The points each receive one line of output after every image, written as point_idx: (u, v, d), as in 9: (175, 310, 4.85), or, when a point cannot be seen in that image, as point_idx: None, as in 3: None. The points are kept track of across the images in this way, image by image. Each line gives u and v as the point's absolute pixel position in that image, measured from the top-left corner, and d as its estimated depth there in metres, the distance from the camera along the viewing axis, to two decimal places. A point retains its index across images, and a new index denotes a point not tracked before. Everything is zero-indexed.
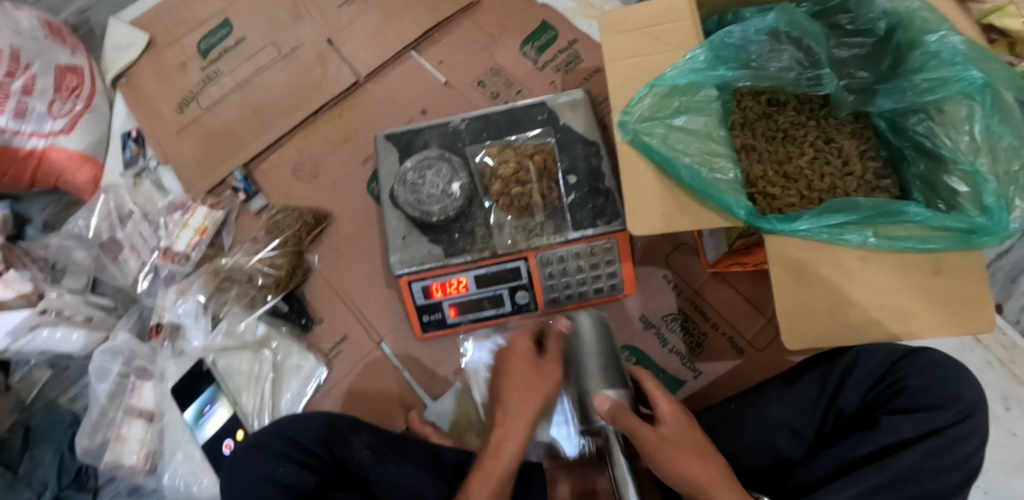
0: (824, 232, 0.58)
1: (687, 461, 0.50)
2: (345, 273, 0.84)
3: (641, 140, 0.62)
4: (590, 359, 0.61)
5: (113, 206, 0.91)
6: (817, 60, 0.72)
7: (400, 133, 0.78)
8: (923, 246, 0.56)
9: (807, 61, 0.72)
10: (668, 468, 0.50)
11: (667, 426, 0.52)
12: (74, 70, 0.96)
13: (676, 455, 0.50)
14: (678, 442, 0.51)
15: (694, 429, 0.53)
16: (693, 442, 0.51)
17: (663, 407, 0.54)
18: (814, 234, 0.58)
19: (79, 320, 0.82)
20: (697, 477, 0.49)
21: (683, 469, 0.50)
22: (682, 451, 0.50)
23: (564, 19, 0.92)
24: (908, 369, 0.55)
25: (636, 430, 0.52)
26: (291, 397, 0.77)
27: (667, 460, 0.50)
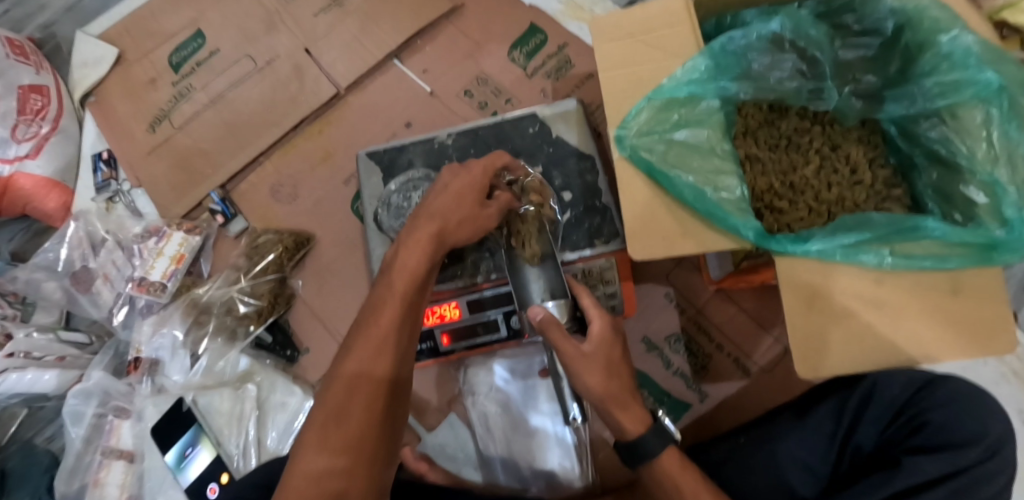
0: (839, 253, 0.53)
1: (602, 380, 0.49)
2: (330, 300, 0.79)
3: (639, 156, 0.57)
4: (532, 272, 0.59)
5: (84, 234, 0.86)
6: (819, 71, 0.68)
7: (382, 151, 0.73)
8: (942, 265, 0.52)
9: (811, 70, 0.68)
10: (582, 383, 0.50)
11: (590, 344, 0.50)
12: (39, 90, 0.91)
13: (587, 373, 0.49)
14: (596, 358, 0.50)
15: (616, 348, 0.51)
16: (609, 360, 0.50)
17: (593, 324, 0.52)
18: (827, 255, 0.54)
19: (50, 360, 0.76)
20: (608, 393, 0.50)
21: (594, 385, 0.50)
22: (596, 364, 0.50)
23: (553, 22, 0.88)
24: (929, 403, 0.51)
25: (560, 346, 0.50)
26: (277, 435, 0.73)
27: (581, 379, 0.50)
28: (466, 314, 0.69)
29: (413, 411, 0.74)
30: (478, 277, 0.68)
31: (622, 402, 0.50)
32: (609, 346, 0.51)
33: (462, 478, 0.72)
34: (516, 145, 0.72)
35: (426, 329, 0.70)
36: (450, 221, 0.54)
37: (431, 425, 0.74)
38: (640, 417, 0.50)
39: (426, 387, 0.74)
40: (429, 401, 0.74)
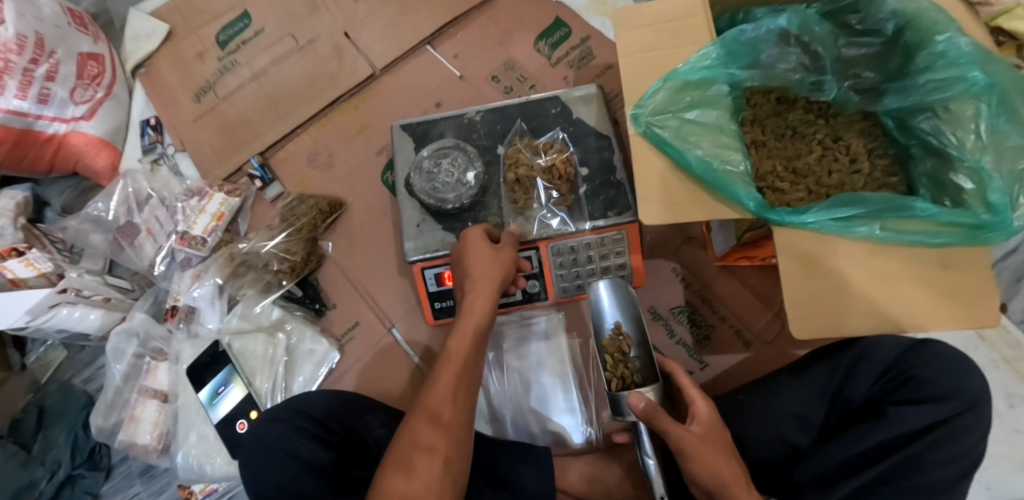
0: (835, 227, 0.59)
1: (725, 470, 0.53)
2: (358, 261, 0.85)
3: (654, 132, 0.63)
4: (612, 349, 0.67)
5: (131, 191, 0.92)
6: (821, 65, 0.74)
7: (416, 124, 0.79)
8: (930, 241, 0.57)
9: (812, 65, 0.74)
10: (698, 466, 0.54)
11: (698, 425, 0.56)
12: (95, 58, 0.98)
13: (705, 454, 0.54)
14: (708, 439, 0.55)
15: (722, 431, 0.57)
16: (720, 441, 0.56)
17: (698, 406, 0.58)
18: (824, 227, 0.59)
19: (97, 300, 0.83)
20: (728, 478, 0.53)
21: (712, 468, 0.53)
22: (707, 445, 0.54)
23: (577, 16, 0.94)
24: (913, 361, 0.57)
25: (672, 430, 0.54)
26: (303, 381, 0.78)
27: (698, 460, 0.53)
28: None
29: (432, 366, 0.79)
30: None
31: (741, 487, 0.53)
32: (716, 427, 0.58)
33: (475, 430, 0.76)
34: (539, 123, 0.78)
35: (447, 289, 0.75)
36: (492, 263, 0.63)
37: None
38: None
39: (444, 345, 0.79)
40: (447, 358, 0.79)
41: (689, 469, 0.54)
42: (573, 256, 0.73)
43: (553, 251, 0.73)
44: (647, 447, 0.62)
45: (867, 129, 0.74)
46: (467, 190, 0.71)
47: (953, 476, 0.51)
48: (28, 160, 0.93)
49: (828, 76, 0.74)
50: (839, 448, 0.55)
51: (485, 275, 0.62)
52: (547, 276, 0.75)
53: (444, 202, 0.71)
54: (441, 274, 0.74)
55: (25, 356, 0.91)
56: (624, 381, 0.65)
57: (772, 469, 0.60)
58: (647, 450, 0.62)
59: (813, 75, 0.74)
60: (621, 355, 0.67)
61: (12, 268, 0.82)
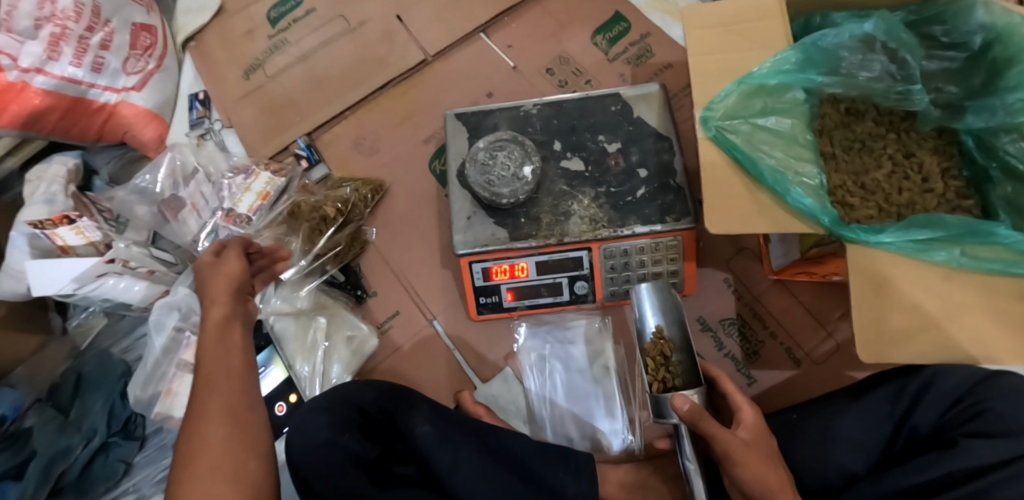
0: (911, 247, 0.56)
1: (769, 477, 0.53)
2: (401, 249, 0.84)
3: (724, 138, 0.61)
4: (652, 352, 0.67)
5: (179, 165, 0.93)
6: (909, 74, 0.70)
7: (469, 114, 0.77)
8: (1010, 270, 0.54)
9: (898, 73, 0.70)
10: (744, 472, 0.53)
11: (745, 430, 0.56)
12: (148, 30, 0.98)
13: (752, 461, 0.53)
14: (755, 446, 0.54)
15: (770, 440, 0.56)
16: (765, 449, 0.55)
17: (744, 413, 0.58)
18: (900, 248, 0.56)
19: (142, 272, 0.83)
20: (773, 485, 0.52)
21: (760, 475, 0.53)
22: (752, 449, 0.54)
23: (636, 12, 0.92)
24: (987, 393, 0.53)
25: (718, 435, 0.54)
26: (342, 367, 0.77)
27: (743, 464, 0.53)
28: (533, 274, 0.73)
29: (471, 361, 0.77)
30: (552, 238, 0.70)
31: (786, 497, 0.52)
32: (762, 433, 0.57)
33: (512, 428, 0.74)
34: (598, 120, 0.75)
35: (494, 284, 0.74)
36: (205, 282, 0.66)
37: (486, 377, 0.77)
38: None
39: (486, 341, 0.78)
40: (487, 354, 0.78)
41: (734, 474, 0.53)
42: (625, 259, 0.71)
43: (605, 253, 0.71)
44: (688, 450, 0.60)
45: (941, 147, 0.71)
46: (523, 186, 0.69)
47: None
48: (79, 127, 0.93)
49: (919, 85, 0.69)
50: (897, 477, 0.52)
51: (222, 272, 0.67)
52: (596, 278, 0.73)
53: (499, 196, 0.69)
54: (488, 269, 0.73)
55: (66, 321, 0.92)
56: (665, 385, 0.64)
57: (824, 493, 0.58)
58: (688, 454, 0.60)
59: (899, 84, 0.70)
60: (663, 359, 0.66)
61: (60, 235, 0.81)
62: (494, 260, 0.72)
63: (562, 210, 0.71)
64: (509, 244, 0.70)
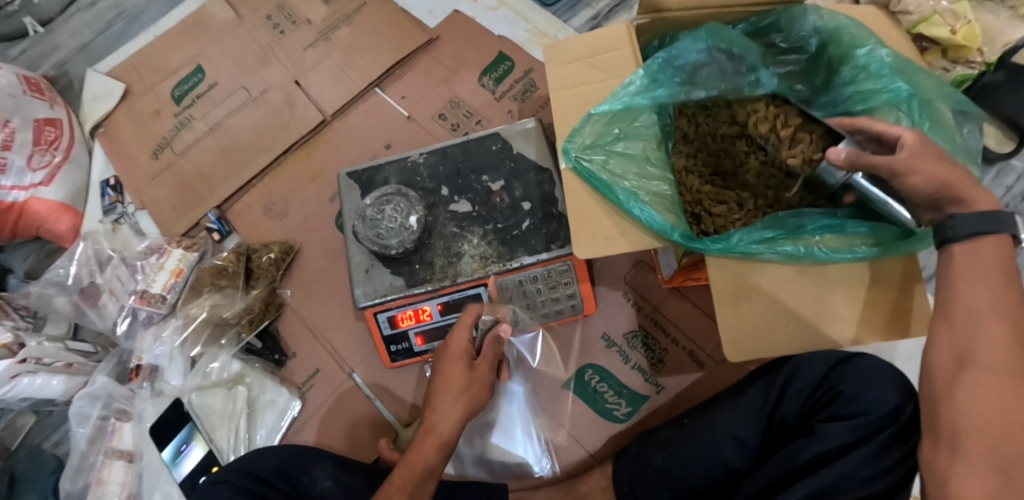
0: (761, 250, 0.58)
1: (964, 394, 0.42)
2: (315, 307, 0.86)
3: (581, 166, 0.64)
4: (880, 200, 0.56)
5: (92, 252, 0.93)
6: (751, 64, 0.70)
7: (360, 171, 0.80)
8: (854, 255, 0.56)
9: (741, 68, 0.71)
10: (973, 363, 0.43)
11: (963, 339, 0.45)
12: (52, 123, 0.99)
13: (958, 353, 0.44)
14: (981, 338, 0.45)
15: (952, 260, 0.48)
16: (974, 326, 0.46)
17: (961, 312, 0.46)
18: (747, 252, 0.58)
19: (59, 366, 0.83)
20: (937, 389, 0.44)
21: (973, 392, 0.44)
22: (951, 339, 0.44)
23: (519, 50, 0.97)
24: (840, 376, 0.55)
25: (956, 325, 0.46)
26: (265, 432, 0.79)
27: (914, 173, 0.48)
28: (437, 316, 0.75)
29: (391, 408, 0.80)
30: (446, 280, 0.73)
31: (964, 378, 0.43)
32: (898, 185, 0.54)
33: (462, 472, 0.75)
34: (480, 161, 0.78)
35: (401, 331, 0.77)
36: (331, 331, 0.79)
37: (407, 421, 0.79)
38: (993, 422, 0.41)
39: (405, 385, 0.80)
40: (407, 397, 0.80)
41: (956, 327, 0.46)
42: (521, 289, 0.74)
43: (501, 286, 0.74)
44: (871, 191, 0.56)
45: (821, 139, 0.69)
46: (410, 234, 0.72)
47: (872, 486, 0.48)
48: None
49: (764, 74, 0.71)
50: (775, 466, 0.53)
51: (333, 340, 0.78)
52: None
53: (388, 247, 0.71)
54: (393, 316, 0.75)
55: None
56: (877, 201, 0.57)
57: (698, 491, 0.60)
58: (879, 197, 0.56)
59: (748, 76, 0.71)
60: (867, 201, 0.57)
61: None
62: (398, 308, 0.74)
63: (455, 250, 0.74)
64: (407, 290, 0.73)
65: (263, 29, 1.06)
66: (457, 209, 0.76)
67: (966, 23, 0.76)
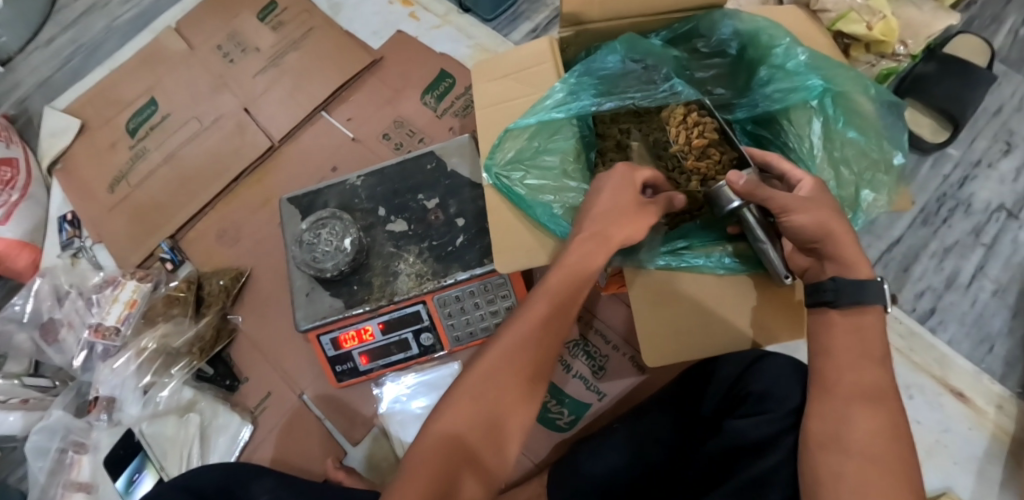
0: (665, 260, 0.60)
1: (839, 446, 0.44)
2: (266, 331, 0.87)
3: (502, 182, 0.66)
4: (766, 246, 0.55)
5: (50, 287, 0.95)
6: (665, 75, 0.73)
7: (301, 195, 0.82)
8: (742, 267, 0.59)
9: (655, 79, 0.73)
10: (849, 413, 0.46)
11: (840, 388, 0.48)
12: (9, 162, 1.01)
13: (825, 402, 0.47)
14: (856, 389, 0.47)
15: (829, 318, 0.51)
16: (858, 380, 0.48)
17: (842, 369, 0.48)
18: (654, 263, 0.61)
19: (14, 402, 0.85)
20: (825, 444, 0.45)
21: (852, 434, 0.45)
22: (842, 401, 0.46)
23: (460, 67, 0.98)
24: (752, 374, 0.56)
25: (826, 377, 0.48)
26: (219, 455, 0.81)
27: (800, 212, 0.50)
28: (380, 335, 0.77)
29: (341, 426, 0.81)
30: (384, 300, 0.74)
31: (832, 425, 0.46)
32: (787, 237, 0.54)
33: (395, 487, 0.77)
34: (416, 180, 0.80)
35: (346, 352, 0.78)
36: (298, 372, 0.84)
37: (357, 439, 0.81)
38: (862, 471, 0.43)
39: (354, 403, 0.82)
40: (358, 414, 0.82)
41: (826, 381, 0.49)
42: (459, 305, 0.76)
43: (439, 302, 0.75)
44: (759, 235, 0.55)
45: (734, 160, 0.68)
46: (345, 257, 0.73)
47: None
48: None
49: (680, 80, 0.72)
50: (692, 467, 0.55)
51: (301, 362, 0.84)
52: (439, 326, 0.77)
53: (323, 271, 0.73)
54: (336, 338, 0.76)
55: None
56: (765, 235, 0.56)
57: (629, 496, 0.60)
58: (759, 236, 0.55)
59: (663, 85, 0.72)
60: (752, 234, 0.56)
61: None
62: (339, 329, 0.76)
63: (393, 269, 0.76)
64: (346, 312, 0.74)
65: (213, 59, 1.07)
66: (394, 230, 0.78)
67: (882, 18, 0.77)
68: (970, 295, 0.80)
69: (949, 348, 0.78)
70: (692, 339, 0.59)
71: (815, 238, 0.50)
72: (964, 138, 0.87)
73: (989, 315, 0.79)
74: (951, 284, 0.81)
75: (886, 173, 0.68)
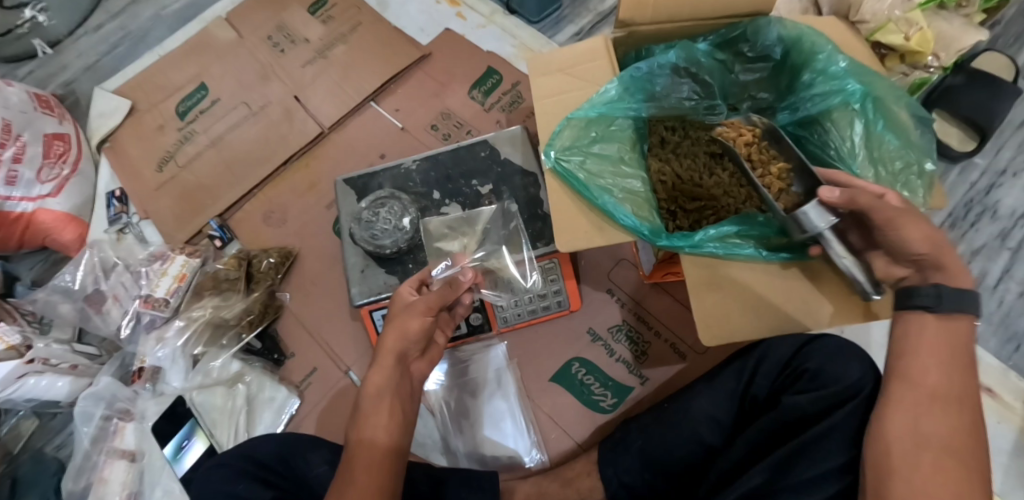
0: (711, 247, 0.62)
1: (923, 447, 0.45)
2: (312, 309, 0.90)
3: (561, 167, 0.68)
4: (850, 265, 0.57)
5: (97, 260, 0.97)
6: (711, 90, 0.82)
7: (356, 178, 0.84)
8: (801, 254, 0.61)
9: (703, 92, 0.82)
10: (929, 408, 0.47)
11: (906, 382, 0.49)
12: (61, 138, 1.04)
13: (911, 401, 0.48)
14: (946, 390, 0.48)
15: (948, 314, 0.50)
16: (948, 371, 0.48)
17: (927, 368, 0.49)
18: (702, 248, 0.62)
19: (64, 367, 0.87)
20: (893, 443, 0.46)
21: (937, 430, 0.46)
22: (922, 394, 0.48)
23: (506, 65, 1.02)
24: (807, 355, 0.59)
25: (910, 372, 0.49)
26: (264, 427, 0.83)
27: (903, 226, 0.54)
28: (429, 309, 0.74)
29: None
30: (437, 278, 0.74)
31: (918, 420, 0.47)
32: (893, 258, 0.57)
33: (430, 462, 0.77)
34: (470, 166, 0.83)
35: None
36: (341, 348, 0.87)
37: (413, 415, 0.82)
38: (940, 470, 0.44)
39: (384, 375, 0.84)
40: None
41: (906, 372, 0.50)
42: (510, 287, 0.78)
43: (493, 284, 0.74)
44: (837, 250, 0.58)
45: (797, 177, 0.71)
46: (403, 235, 0.76)
47: (835, 480, 0.50)
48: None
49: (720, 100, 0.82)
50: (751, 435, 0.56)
51: (345, 340, 0.87)
52: (489, 308, 0.79)
53: (383, 247, 0.76)
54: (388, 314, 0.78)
55: None
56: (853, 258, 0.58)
57: (680, 475, 0.62)
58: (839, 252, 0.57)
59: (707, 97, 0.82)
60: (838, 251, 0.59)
61: None
62: None
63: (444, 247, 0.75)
64: None
65: (263, 48, 1.11)
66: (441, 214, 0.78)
67: (920, 30, 0.81)
68: (997, 296, 0.84)
69: (977, 345, 0.81)
70: (755, 323, 0.60)
71: (918, 250, 0.54)
72: (990, 149, 0.91)
73: (1015, 315, 0.83)
74: (979, 285, 0.85)
75: (924, 176, 0.67)
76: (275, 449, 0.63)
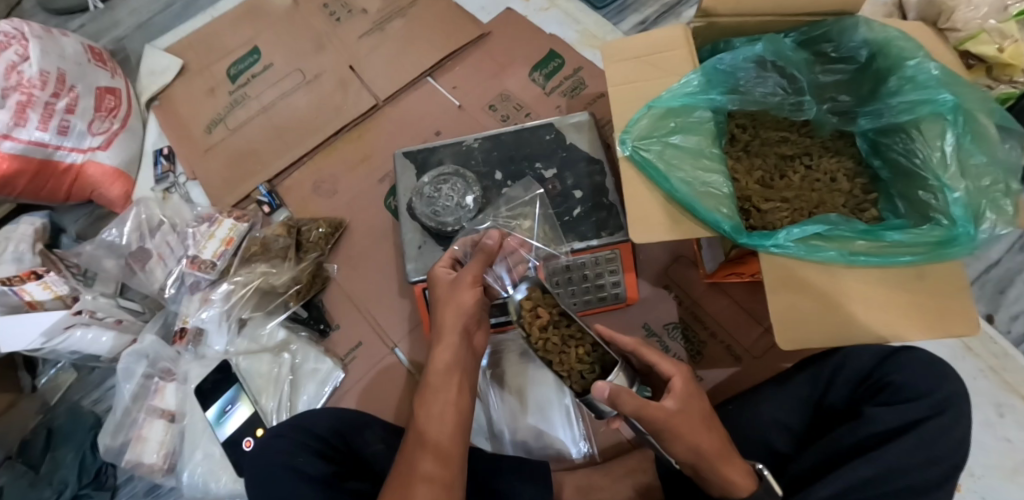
0: (795, 249, 0.60)
1: None
2: (361, 283, 0.89)
3: (639, 156, 0.66)
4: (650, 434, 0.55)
5: (144, 218, 0.93)
6: (800, 84, 0.78)
7: (416, 152, 0.83)
8: (896, 261, 0.59)
9: (791, 88, 0.79)
10: None
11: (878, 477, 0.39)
12: (112, 92, 1.03)
13: None
14: None
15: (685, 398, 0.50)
16: None
17: None
18: (785, 248, 0.60)
19: (110, 322, 0.86)
20: None
21: None
22: None
23: (570, 49, 1.00)
24: (889, 367, 0.58)
25: None
26: (307, 399, 0.81)
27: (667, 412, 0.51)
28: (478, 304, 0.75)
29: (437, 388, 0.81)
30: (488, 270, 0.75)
31: None
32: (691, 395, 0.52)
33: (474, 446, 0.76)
34: (534, 148, 0.81)
35: None
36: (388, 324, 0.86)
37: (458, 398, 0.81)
38: None
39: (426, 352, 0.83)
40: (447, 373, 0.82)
41: None
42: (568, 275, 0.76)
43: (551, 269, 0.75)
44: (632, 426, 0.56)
45: (602, 355, 0.59)
46: (466, 213, 0.75)
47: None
48: (47, 190, 0.96)
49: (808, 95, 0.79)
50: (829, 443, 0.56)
51: (391, 317, 0.86)
52: None
53: (445, 224, 0.74)
54: None
55: (35, 379, 0.93)
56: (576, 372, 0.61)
57: None
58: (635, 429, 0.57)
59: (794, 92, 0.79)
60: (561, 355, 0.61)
61: (29, 290, 0.84)
62: None
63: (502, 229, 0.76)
64: None
65: (319, 16, 1.09)
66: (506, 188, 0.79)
67: (1014, 42, 0.78)
68: None
69: None
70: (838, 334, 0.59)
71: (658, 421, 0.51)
72: None
73: None
74: None
75: (1011, 196, 0.62)
76: (332, 422, 0.62)
